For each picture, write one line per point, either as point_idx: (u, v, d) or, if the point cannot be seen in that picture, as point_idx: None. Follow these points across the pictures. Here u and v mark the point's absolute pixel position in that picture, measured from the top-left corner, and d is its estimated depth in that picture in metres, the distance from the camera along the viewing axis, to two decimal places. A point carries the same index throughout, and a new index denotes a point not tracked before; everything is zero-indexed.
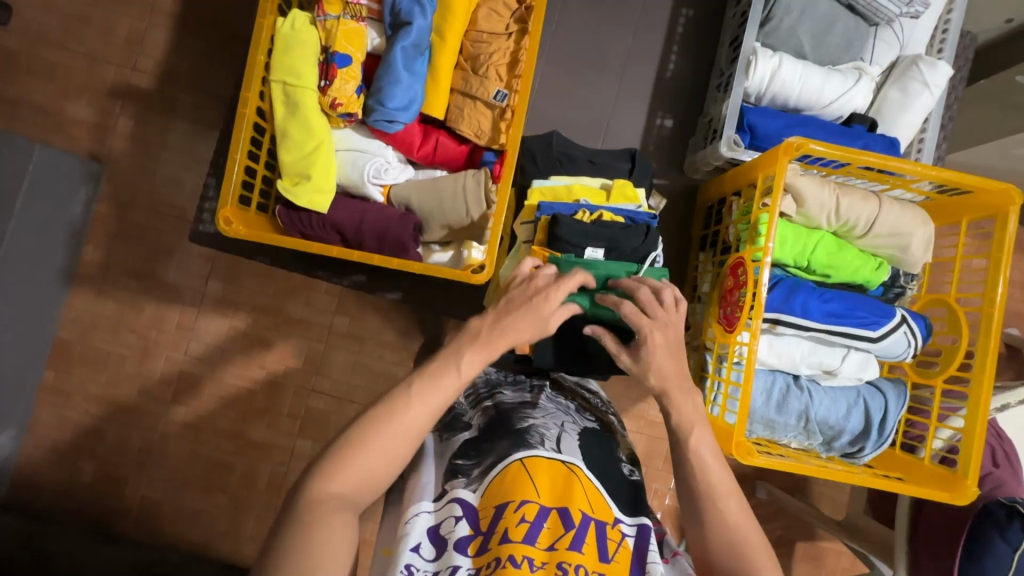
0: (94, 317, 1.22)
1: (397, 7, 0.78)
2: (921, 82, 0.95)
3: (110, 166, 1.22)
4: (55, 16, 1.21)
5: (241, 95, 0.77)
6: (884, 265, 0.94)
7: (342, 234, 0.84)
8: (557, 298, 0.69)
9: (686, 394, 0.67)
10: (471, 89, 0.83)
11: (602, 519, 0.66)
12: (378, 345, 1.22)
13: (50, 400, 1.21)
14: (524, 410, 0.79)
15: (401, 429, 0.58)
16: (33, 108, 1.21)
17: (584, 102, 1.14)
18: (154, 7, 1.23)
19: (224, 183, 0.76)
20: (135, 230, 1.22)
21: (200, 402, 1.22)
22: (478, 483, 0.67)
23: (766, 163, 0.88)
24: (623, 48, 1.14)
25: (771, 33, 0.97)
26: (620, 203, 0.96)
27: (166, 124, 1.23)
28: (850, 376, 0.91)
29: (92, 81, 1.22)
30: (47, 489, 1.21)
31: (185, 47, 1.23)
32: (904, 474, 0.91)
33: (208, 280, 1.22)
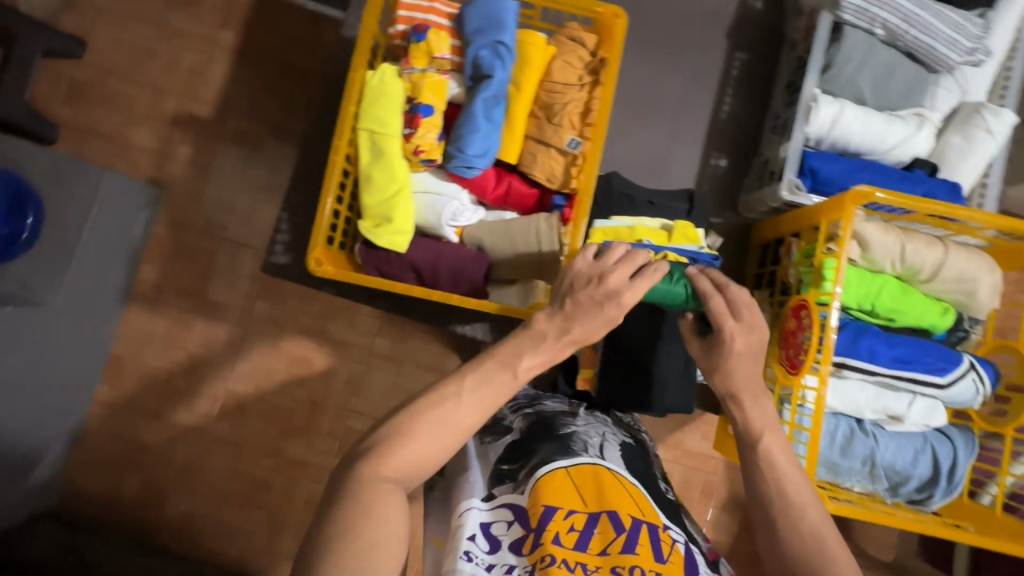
0: (148, 334, 1.28)
1: (479, 61, 0.83)
2: (984, 129, 0.97)
3: (167, 191, 1.29)
4: (125, 50, 1.30)
5: (333, 143, 0.82)
6: (950, 310, 0.94)
7: (418, 272, 0.88)
8: (625, 284, 0.70)
9: (753, 399, 0.71)
10: (545, 136, 0.86)
11: (653, 522, 0.63)
12: (416, 367, 1.25)
13: (101, 413, 1.27)
14: (566, 417, 0.81)
15: (451, 425, 0.59)
16: (101, 136, 1.29)
17: (626, 136, 1.17)
18: (215, 42, 1.31)
19: (314, 226, 0.80)
20: (190, 251, 1.28)
21: (243, 419, 1.27)
22: (525, 485, 0.66)
23: (830, 211, 0.89)
24: (667, 83, 1.18)
25: (832, 80, 0.99)
26: (681, 243, 0.97)
27: (222, 152, 1.30)
28: (917, 423, 0.91)
29: (156, 111, 1.30)
30: (95, 500, 1.26)
31: (243, 79, 1.30)
32: (976, 525, 0.89)
33: (255, 301, 1.27)
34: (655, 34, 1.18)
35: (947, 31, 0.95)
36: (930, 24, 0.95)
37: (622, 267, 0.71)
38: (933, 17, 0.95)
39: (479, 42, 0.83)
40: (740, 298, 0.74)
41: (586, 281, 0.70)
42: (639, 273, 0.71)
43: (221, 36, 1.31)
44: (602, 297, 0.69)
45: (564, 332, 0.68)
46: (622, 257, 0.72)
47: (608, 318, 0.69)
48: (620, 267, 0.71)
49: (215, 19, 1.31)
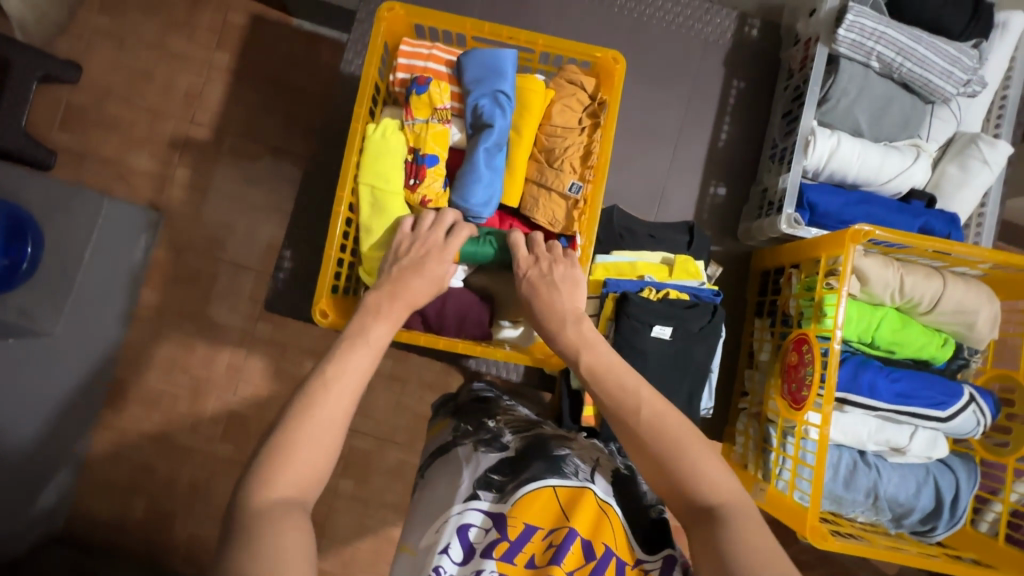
0: (149, 358, 1.28)
1: (479, 111, 0.83)
2: (981, 160, 0.97)
3: (167, 214, 1.30)
4: (121, 73, 1.30)
5: (336, 194, 0.82)
6: (948, 341, 0.95)
7: (422, 317, 0.87)
8: (447, 252, 0.76)
9: (571, 321, 0.72)
10: (546, 180, 0.87)
11: (623, 558, 0.64)
12: (420, 385, 1.25)
13: (105, 437, 1.27)
14: (562, 440, 0.80)
15: (327, 418, 0.55)
16: (99, 159, 1.29)
17: (623, 158, 1.18)
18: (211, 64, 1.31)
19: (326, 242, 0.82)
20: (190, 273, 1.29)
21: (248, 439, 1.27)
22: (509, 497, 0.67)
23: (830, 246, 0.90)
24: (662, 104, 1.18)
25: (829, 113, 1.00)
26: (682, 278, 0.98)
27: (221, 174, 1.30)
28: (919, 455, 0.92)
29: (154, 134, 1.30)
30: (102, 525, 1.26)
31: (240, 101, 1.31)
32: (979, 555, 0.90)
33: (258, 322, 1.28)
34: (649, 54, 1.18)
35: (942, 64, 0.95)
36: (924, 57, 0.95)
37: (436, 231, 0.77)
38: (928, 50, 0.95)
39: (479, 92, 0.83)
40: (541, 241, 0.82)
41: (409, 245, 0.76)
42: (451, 232, 0.78)
43: (217, 58, 1.31)
44: (424, 253, 0.75)
45: (394, 297, 0.69)
46: (434, 223, 0.79)
47: (438, 277, 0.75)
48: (431, 231, 0.78)
49: (211, 41, 1.31)
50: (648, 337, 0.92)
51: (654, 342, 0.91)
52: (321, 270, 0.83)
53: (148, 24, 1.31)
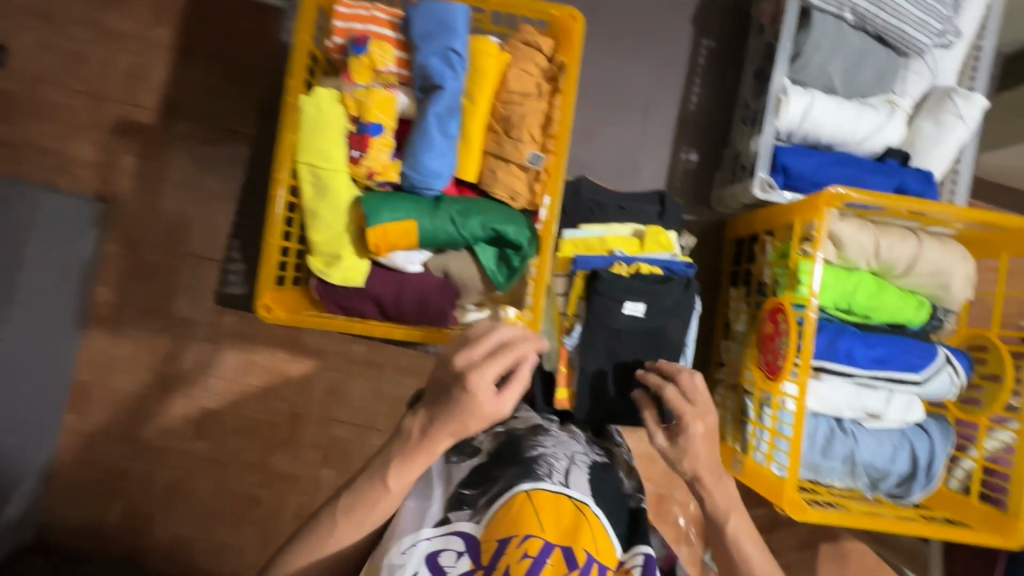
0: (112, 358, 1.22)
1: (428, 71, 0.75)
2: (955, 114, 0.94)
3: (116, 206, 1.20)
4: (51, 53, 1.18)
5: (273, 176, 0.76)
6: (925, 304, 0.93)
7: (380, 305, 0.83)
8: (482, 382, 0.61)
9: (716, 481, 0.79)
10: (504, 152, 0.81)
11: (605, 562, 0.63)
12: (396, 371, 1.23)
13: (73, 442, 1.22)
14: (535, 437, 0.75)
15: (336, 543, 0.63)
16: (35, 149, 1.18)
17: (600, 128, 1.12)
18: (152, 41, 1.20)
19: (267, 227, 0.75)
20: (147, 268, 1.21)
21: (223, 437, 1.24)
22: (482, 514, 0.64)
23: (804, 211, 0.87)
24: (634, 70, 1.12)
25: (802, 70, 0.95)
26: (654, 251, 0.94)
27: (171, 160, 1.20)
28: (895, 419, 0.91)
29: (93, 119, 1.19)
30: (80, 531, 1.23)
31: (187, 79, 1.20)
32: (953, 514, 0.90)
33: (222, 315, 1.21)
34: (625, 19, 1.11)
35: (917, 14, 0.92)
36: (899, 7, 0.91)
37: (474, 350, 0.63)
38: None
39: (428, 48, 0.75)
40: (693, 383, 0.81)
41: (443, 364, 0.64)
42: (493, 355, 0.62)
43: (158, 34, 1.20)
44: (453, 383, 0.62)
45: (423, 433, 0.62)
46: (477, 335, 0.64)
47: (467, 406, 0.61)
48: (472, 350, 0.63)
49: (148, 15, 1.19)
50: (620, 315, 0.88)
51: (626, 320, 0.88)
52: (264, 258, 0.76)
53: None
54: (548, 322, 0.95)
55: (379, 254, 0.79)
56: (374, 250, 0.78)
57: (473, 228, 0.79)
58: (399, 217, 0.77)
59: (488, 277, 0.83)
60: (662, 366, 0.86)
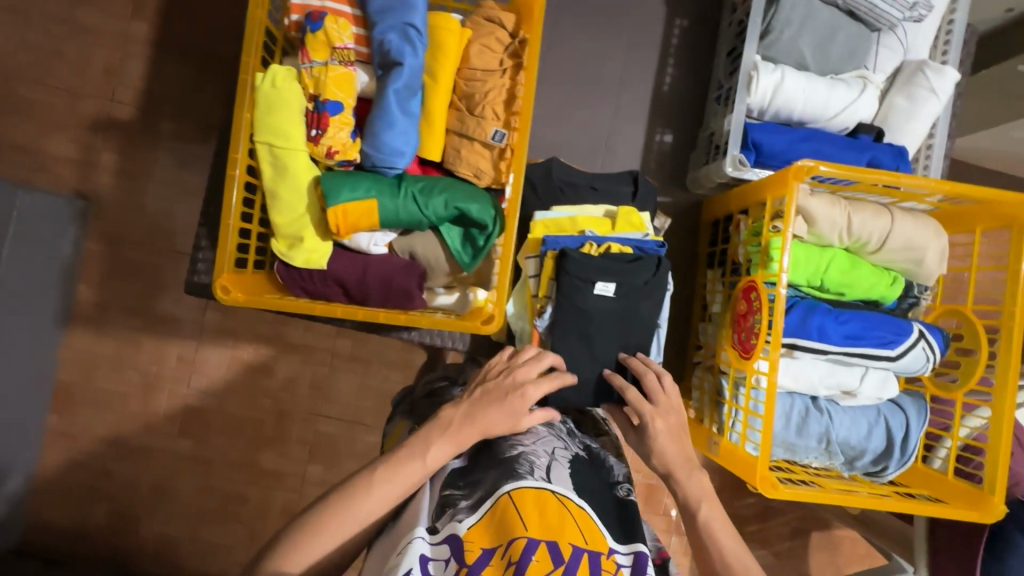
0: (94, 358, 1.21)
1: (386, 47, 0.74)
2: (928, 89, 0.93)
3: (97, 203, 1.19)
4: (28, 50, 1.17)
5: (229, 155, 0.74)
6: (899, 280, 0.92)
7: (345, 287, 0.82)
8: (533, 392, 0.76)
9: (689, 474, 0.75)
10: (468, 130, 0.79)
11: (595, 550, 0.60)
12: (383, 365, 1.23)
13: (57, 443, 1.21)
14: (515, 435, 0.76)
15: (357, 516, 0.63)
16: (14, 148, 1.17)
17: (582, 116, 1.11)
18: (130, 36, 1.18)
19: (223, 207, 0.74)
20: (129, 266, 1.20)
21: (208, 434, 1.23)
22: (466, 514, 0.64)
23: (774, 186, 0.86)
24: (613, 57, 1.11)
25: (771, 46, 0.94)
26: (626, 231, 0.93)
27: (151, 157, 1.19)
28: (870, 396, 0.91)
29: (72, 116, 1.18)
30: (65, 532, 1.22)
31: (165, 74, 1.19)
32: (930, 491, 0.89)
33: (206, 311, 1.21)
34: (605, 6, 1.10)
35: None
36: None
37: (529, 366, 0.80)
38: None
39: (385, 24, 0.74)
40: (653, 381, 0.83)
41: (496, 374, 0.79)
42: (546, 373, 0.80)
43: (135, 29, 1.18)
44: (505, 389, 0.76)
45: (469, 421, 0.72)
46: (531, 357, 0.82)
47: (513, 410, 0.74)
48: (526, 366, 0.80)
49: (126, 10, 1.18)
50: (590, 295, 0.87)
51: (596, 300, 0.87)
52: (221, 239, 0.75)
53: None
54: (520, 305, 0.96)
55: (341, 236, 0.77)
56: (336, 232, 0.77)
57: (435, 207, 0.77)
58: (358, 196, 0.75)
59: (454, 258, 0.83)
60: (632, 362, 0.86)
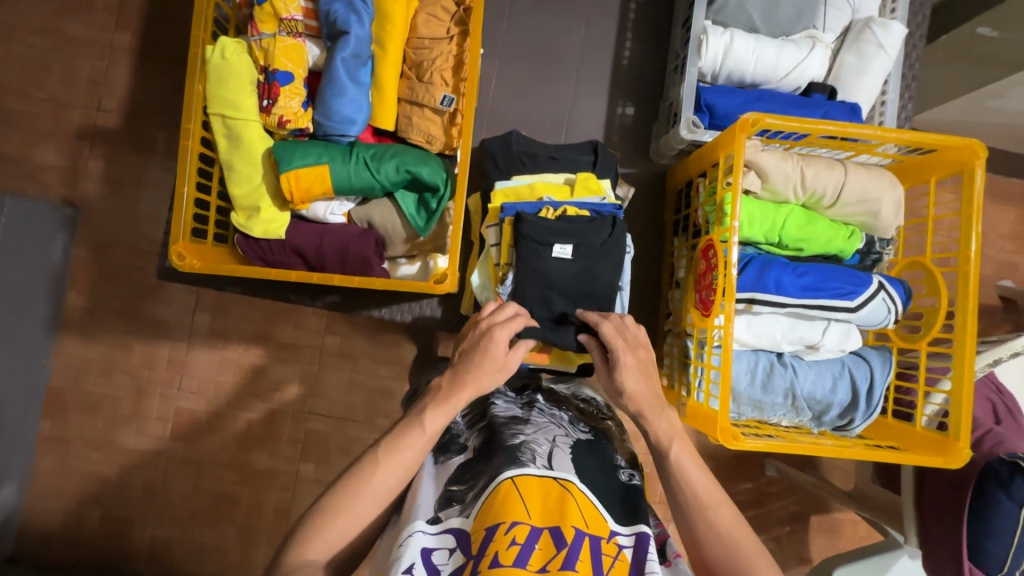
0: (84, 362, 1.23)
1: (332, 17, 0.76)
2: (876, 44, 0.94)
3: (84, 210, 1.22)
4: (15, 63, 1.20)
5: (183, 128, 0.76)
6: (857, 233, 0.92)
7: (304, 256, 0.83)
8: (501, 334, 0.78)
9: (658, 413, 0.74)
10: (417, 97, 0.82)
11: (597, 534, 0.60)
12: (372, 361, 1.24)
13: (49, 449, 1.23)
14: (515, 425, 0.75)
15: (370, 492, 0.64)
16: (4, 160, 1.21)
17: (555, 103, 1.13)
18: (113, 45, 1.21)
19: (178, 177, 0.76)
20: (117, 270, 1.22)
21: (199, 436, 1.24)
22: (472, 507, 0.63)
23: (725, 143, 0.86)
24: (578, 40, 1.13)
25: (720, 10, 0.97)
26: (584, 196, 0.95)
27: (138, 162, 1.22)
28: (833, 349, 0.90)
29: (59, 126, 1.21)
30: (59, 538, 1.23)
31: (148, 81, 1.22)
32: (898, 442, 0.90)
33: (195, 313, 1.23)
34: None
35: None
36: None
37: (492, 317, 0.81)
38: None
39: None
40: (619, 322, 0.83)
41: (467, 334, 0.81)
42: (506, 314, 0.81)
43: (119, 40, 1.21)
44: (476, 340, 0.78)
45: (455, 380, 0.74)
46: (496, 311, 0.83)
47: (493, 358, 0.76)
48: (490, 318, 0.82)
49: (110, 21, 1.21)
50: (548, 258, 0.88)
51: (553, 262, 0.88)
52: (176, 210, 0.77)
53: (39, 9, 1.20)
54: (484, 276, 0.96)
55: (297, 205, 0.79)
56: (291, 200, 0.78)
57: (388, 172, 0.79)
58: (310, 162, 0.77)
59: (409, 223, 0.84)
60: (588, 314, 0.86)
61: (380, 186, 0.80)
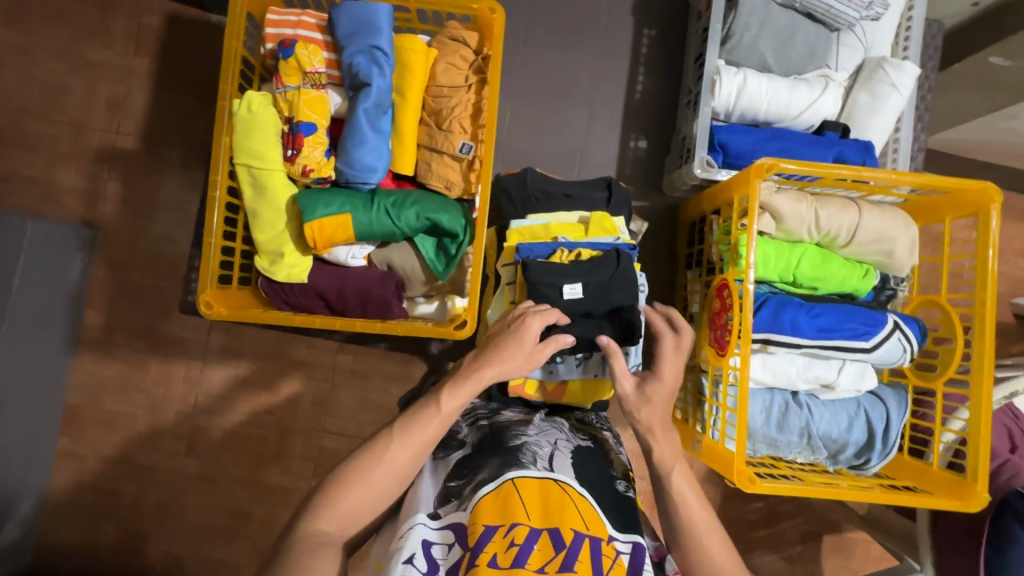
0: (102, 380, 1.25)
1: (355, 69, 0.78)
2: (889, 84, 0.95)
3: (102, 230, 1.24)
4: (36, 87, 1.23)
5: (209, 177, 0.79)
6: (871, 271, 0.93)
7: (326, 299, 0.85)
8: (531, 321, 0.81)
9: (667, 432, 0.77)
10: (437, 144, 0.83)
11: (596, 537, 0.61)
12: (383, 379, 1.25)
13: (66, 465, 1.25)
14: (518, 428, 0.80)
15: (382, 471, 0.66)
16: (23, 181, 1.23)
17: (564, 129, 1.14)
18: (131, 70, 1.24)
19: (206, 228, 0.79)
20: (134, 289, 1.24)
21: (213, 453, 1.26)
22: (469, 501, 0.65)
23: (739, 185, 0.87)
24: (590, 72, 1.15)
25: (733, 50, 0.97)
26: (598, 236, 0.96)
27: (154, 183, 1.25)
28: (848, 388, 0.91)
29: (78, 148, 1.24)
30: (78, 553, 1.25)
31: (166, 105, 1.25)
32: (916, 482, 0.90)
33: (210, 332, 1.25)
34: (578, 21, 1.14)
35: None
36: None
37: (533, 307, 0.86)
38: None
39: (352, 48, 0.78)
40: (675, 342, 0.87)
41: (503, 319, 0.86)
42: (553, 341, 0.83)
43: (137, 64, 1.24)
44: (509, 325, 0.83)
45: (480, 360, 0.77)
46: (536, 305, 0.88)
47: (521, 342, 0.79)
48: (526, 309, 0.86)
49: (128, 46, 1.24)
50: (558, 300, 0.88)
51: (566, 305, 0.88)
52: (204, 258, 0.80)
53: (58, 35, 1.23)
54: (498, 311, 0.97)
55: (320, 250, 0.81)
56: (314, 246, 0.80)
57: (408, 219, 0.81)
58: (333, 211, 0.79)
59: (428, 267, 0.86)
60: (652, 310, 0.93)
61: (400, 233, 0.81)
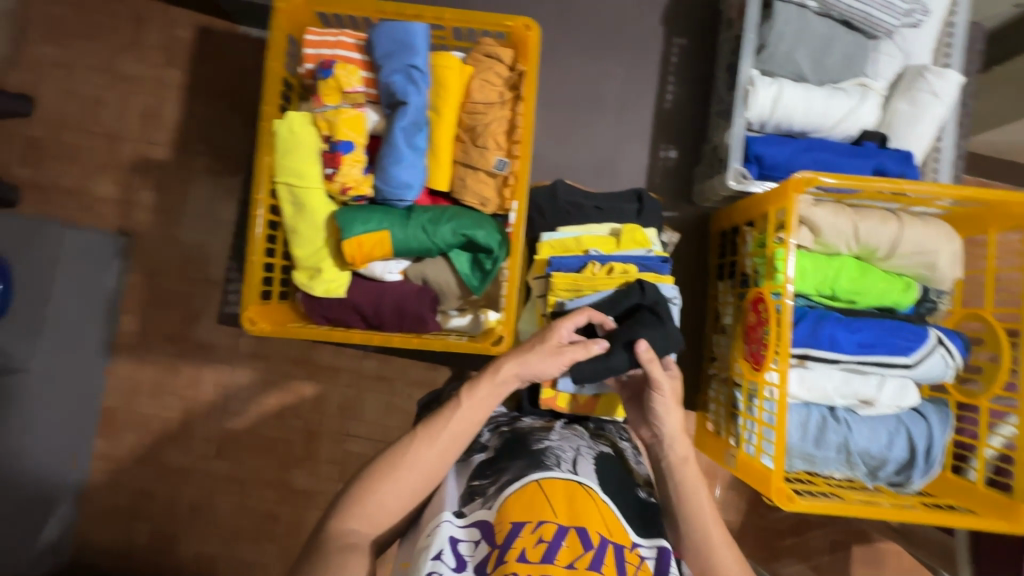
0: (136, 383, 1.29)
1: (392, 88, 0.79)
2: (931, 93, 0.93)
3: (136, 238, 1.28)
4: (74, 101, 1.27)
5: (252, 197, 0.81)
6: (912, 284, 0.91)
7: (363, 314, 0.86)
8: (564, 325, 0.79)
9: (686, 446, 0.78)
10: (471, 160, 0.84)
11: (620, 543, 0.63)
12: (407, 384, 1.27)
13: (102, 466, 1.29)
14: (540, 433, 0.79)
15: (408, 469, 0.68)
16: (61, 191, 1.27)
17: (589, 137, 1.14)
18: (164, 82, 1.27)
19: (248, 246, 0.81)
20: (166, 296, 1.28)
21: (242, 456, 1.28)
22: (494, 500, 0.65)
23: (776, 199, 0.86)
24: (616, 80, 1.14)
25: (768, 60, 0.96)
26: (630, 248, 0.95)
27: (185, 192, 1.28)
28: (889, 404, 0.89)
29: (114, 159, 1.28)
30: (112, 552, 1.29)
31: (197, 116, 1.28)
32: (960, 501, 0.88)
33: (239, 337, 1.28)
34: (603, 29, 1.14)
35: None
36: None
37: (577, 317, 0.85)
38: None
39: (390, 67, 0.79)
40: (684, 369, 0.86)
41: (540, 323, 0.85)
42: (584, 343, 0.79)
43: (169, 77, 1.27)
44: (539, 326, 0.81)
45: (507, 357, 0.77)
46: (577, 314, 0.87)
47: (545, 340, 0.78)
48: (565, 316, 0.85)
49: (161, 59, 1.27)
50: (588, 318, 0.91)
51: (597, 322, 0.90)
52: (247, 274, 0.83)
53: (95, 50, 1.27)
54: (530, 322, 0.99)
55: (357, 266, 0.82)
56: (351, 262, 0.81)
57: (444, 235, 0.82)
58: (371, 228, 0.80)
59: (463, 282, 0.86)
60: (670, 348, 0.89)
61: (437, 247, 0.82)
